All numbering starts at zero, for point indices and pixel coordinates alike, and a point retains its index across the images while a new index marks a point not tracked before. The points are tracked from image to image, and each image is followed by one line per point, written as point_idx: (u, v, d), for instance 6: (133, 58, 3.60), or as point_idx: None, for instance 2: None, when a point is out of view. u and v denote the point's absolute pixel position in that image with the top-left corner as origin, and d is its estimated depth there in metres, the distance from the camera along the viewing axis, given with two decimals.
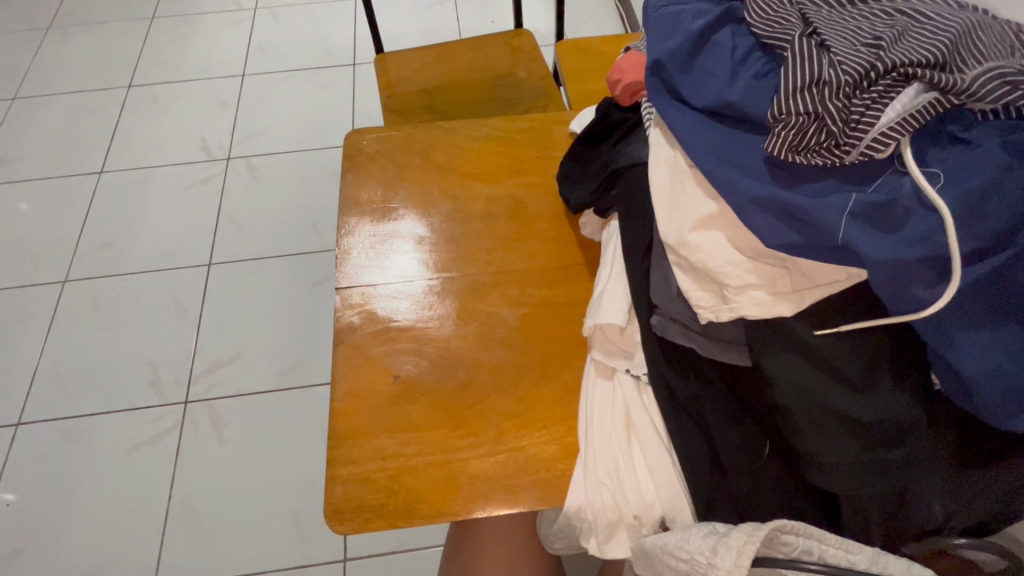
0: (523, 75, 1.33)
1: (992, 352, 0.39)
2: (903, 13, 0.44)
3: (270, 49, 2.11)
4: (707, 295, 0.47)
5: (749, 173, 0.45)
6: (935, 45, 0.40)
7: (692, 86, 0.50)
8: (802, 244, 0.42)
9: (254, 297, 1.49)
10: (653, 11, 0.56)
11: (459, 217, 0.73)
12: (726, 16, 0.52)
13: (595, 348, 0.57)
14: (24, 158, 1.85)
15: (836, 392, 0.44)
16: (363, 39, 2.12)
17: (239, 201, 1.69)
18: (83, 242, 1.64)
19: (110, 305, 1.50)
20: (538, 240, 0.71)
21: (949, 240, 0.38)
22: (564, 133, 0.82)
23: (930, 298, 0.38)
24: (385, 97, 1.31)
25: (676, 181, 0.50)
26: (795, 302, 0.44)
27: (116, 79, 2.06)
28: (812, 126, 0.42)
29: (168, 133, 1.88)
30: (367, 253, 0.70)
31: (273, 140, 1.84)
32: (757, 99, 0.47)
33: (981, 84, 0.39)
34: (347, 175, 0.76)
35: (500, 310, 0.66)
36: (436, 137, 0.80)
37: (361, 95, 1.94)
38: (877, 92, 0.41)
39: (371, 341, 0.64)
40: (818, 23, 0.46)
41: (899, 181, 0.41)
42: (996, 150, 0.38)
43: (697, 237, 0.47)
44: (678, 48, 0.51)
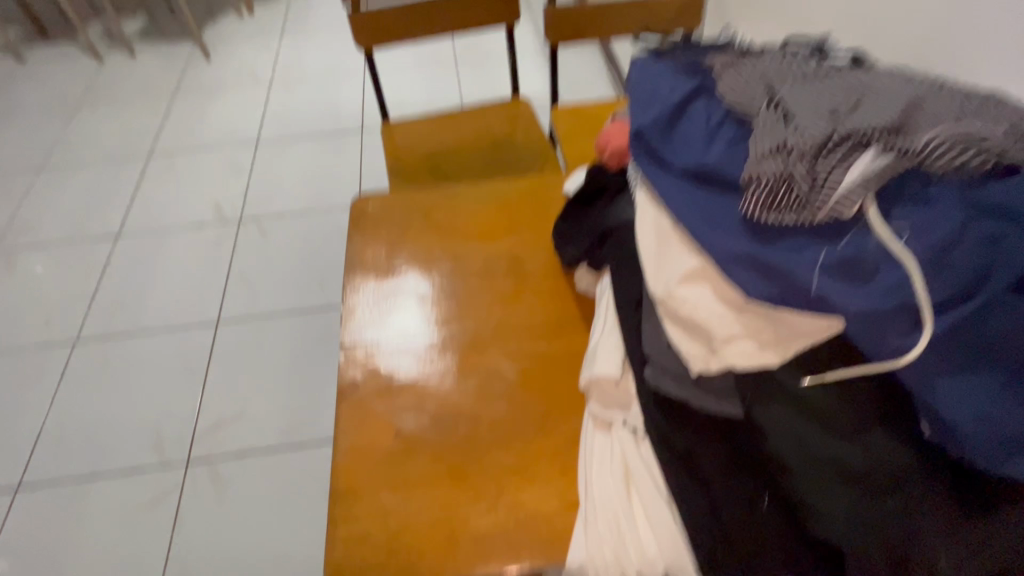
0: (521, 138, 1.41)
1: (974, 399, 0.39)
2: (857, 87, 0.49)
3: (284, 117, 2.25)
4: (696, 346, 0.49)
5: (727, 231, 0.48)
6: (887, 114, 0.45)
7: (671, 152, 0.54)
8: (781, 296, 0.45)
9: (259, 354, 1.51)
10: (636, 86, 0.62)
11: (459, 275, 0.76)
12: (700, 90, 0.57)
13: (593, 400, 0.59)
14: (46, 223, 1.94)
15: (826, 441, 0.45)
16: (370, 106, 2.25)
17: (249, 260, 1.75)
18: (96, 303, 1.69)
19: (118, 364, 1.52)
20: (535, 295, 0.74)
21: (918, 291, 0.40)
22: (558, 193, 0.86)
23: (905, 346, 0.40)
24: (391, 160, 1.38)
25: (662, 238, 0.54)
26: (780, 352, 0.46)
27: (138, 148, 2.18)
28: (782, 188, 0.46)
29: (184, 197, 1.97)
30: (370, 311, 0.72)
31: (283, 202, 1.92)
32: (731, 162, 0.50)
33: (933, 148, 0.43)
34: (353, 236, 0.80)
35: (499, 364, 0.68)
36: (438, 199, 0.85)
37: (369, 158, 2.04)
38: (839, 155, 0.44)
39: (373, 397, 0.65)
40: (782, 96, 0.50)
41: (865, 239, 0.43)
42: (952, 206, 0.41)
43: (684, 290, 0.50)
44: (658, 119, 0.56)
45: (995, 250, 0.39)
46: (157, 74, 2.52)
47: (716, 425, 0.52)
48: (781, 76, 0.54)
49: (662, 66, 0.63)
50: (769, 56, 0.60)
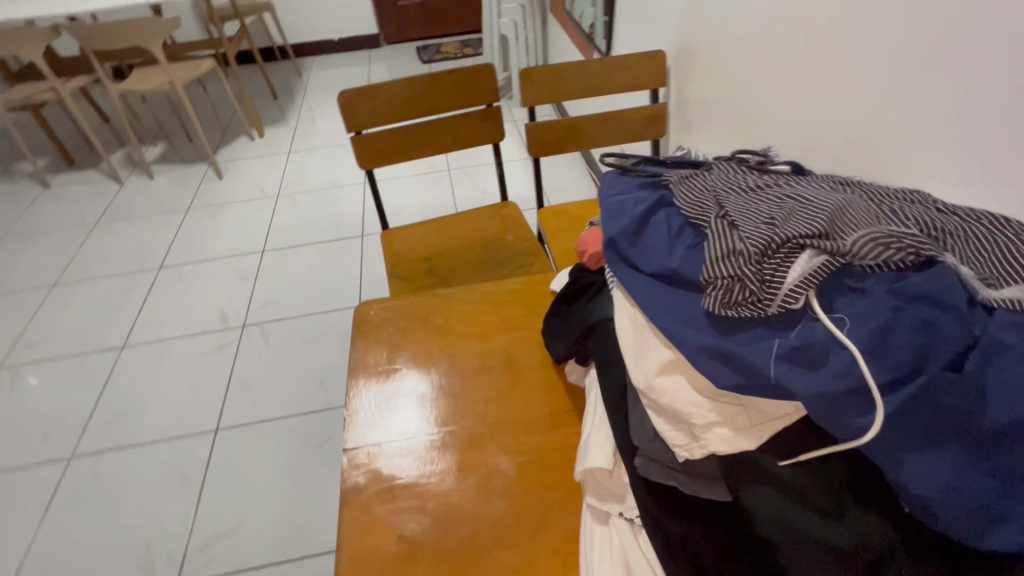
0: (511, 239, 1.52)
1: (937, 470, 0.44)
2: (791, 197, 0.57)
3: (289, 227, 2.40)
4: (680, 433, 0.53)
5: (694, 325, 0.54)
6: (818, 220, 0.52)
7: (641, 257, 0.62)
8: (747, 383, 0.49)
9: (258, 461, 1.50)
10: (606, 200, 0.71)
11: (457, 373, 0.80)
12: (661, 201, 0.66)
13: (588, 493, 0.60)
14: (53, 337, 1.99)
15: (811, 522, 0.47)
16: (371, 214, 2.42)
17: (251, 365, 1.79)
18: (96, 415, 1.69)
19: (113, 479, 1.51)
20: (529, 390, 0.78)
21: (865, 374, 0.45)
22: (546, 291, 0.93)
23: (865, 425, 0.44)
24: (390, 264, 1.47)
25: (639, 333, 0.59)
26: (756, 435, 0.50)
27: (149, 262, 2.30)
28: (736, 286, 0.52)
29: (190, 306, 2.05)
30: (373, 413, 0.76)
31: (286, 306, 1.99)
32: (692, 265, 0.57)
33: (861, 247, 0.50)
34: (356, 341, 0.85)
35: (498, 460, 0.70)
36: (435, 303, 0.92)
37: (369, 261, 2.16)
38: (781, 257, 0.52)
39: (375, 500, 0.66)
40: (729, 206, 0.59)
41: (813, 326, 0.49)
42: (885, 297, 0.48)
43: (662, 381, 0.54)
44: (626, 228, 0.64)
45: (927, 333, 0.46)
46: (172, 193, 2.72)
47: (709, 511, 0.54)
48: (727, 188, 0.63)
49: (628, 181, 0.72)
50: (718, 168, 0.70)
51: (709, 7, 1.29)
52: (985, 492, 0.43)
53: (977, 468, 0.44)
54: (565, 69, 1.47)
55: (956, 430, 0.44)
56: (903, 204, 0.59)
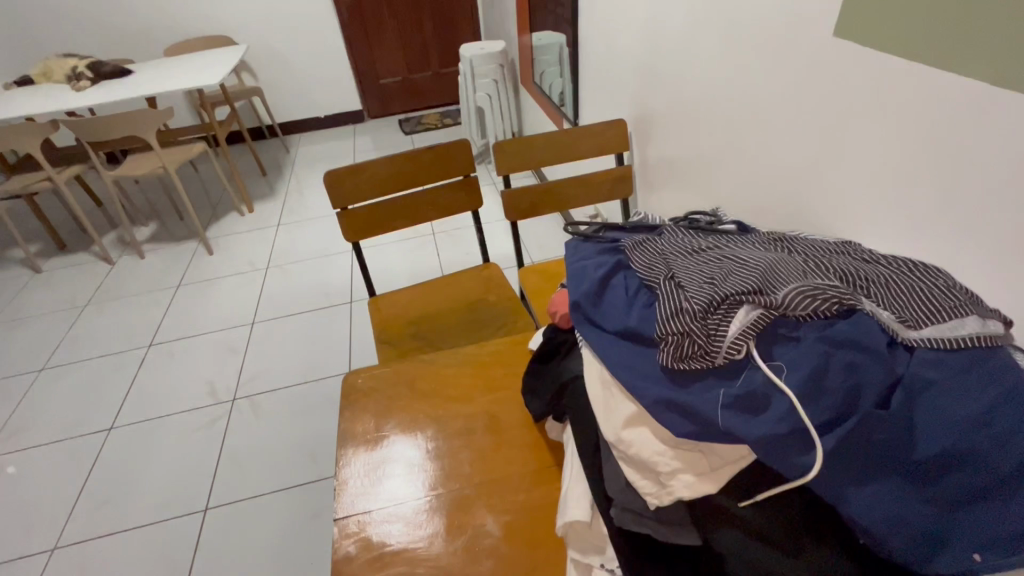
0: (494, 298, 1.58)
1: (880, 502, 0.48)
2: (731, 258, 0.65)
3: (278, 298, 2.45)
4: (649, 482, 0.57)
5: (653, 379, 0.59)
6: (752, 279, 0.59)
7: (604, 318, 0.68)
8: (701, 431, 0.54)
9: (249, 539, 1.49)
10: (571, 266, 0.78)
11: (443, 437, 0.84)
12: (619, 266, 0.73)
13: (571, 547, 0.63)
14: (39, 423, 1.97)
15: (774, 559, 0.50)
16: (358, 280, 2.49)
17: (241, 439, 1.78)
18: (80, 502, 1.66)
19: (97, 569, 1.47)
20: (512, 448, 0.81)
21: (802, 416, 0.50)
22: (525, 350, 0.98)
23: (808, 464, 0.49)
24: (378, 330, 1.52)
25: (607, 388, 0.64)
26: (717, 479, 0.54)
27: (138, 339, 2.32)
28: (686, 341, 0.58)
29: (179, 382, 2.06)
30: (362, 481, 0.78)
31: (276, 376, 2.01)
32: (648, 323, 0.63)
33: (791, 300, 0.56)
34: (344, 410, 0.89)
35: (484, 520, 0.72)
36: (420, 368, 0.96)
37: (357, 327, 2.21)
38: (721, 313, 0.58)
39: (366, 570, 0.68)
40: (677, 269, 0.66)
41: (754, 374, 0.54)
42: (815, 344, 0.53)
43: (629, 433, 0.58)
44: (589, 291, 0.70)
45: (854, 375, 0.51)
46: (162, 270, 2.78)
47: (683, 556, 0.57)
48: (677, 252, 0.70)
49: (590, 248, 0.80)
50: (669, 233, 0.78)
51: (662, 82, 1.43)
52: (922, 520, 0.47)
53: (912, 497, 0.48)
54: (534, 139, 1.58)
55: (891, 462, 0.49)
56: (831, 257, 0.67)
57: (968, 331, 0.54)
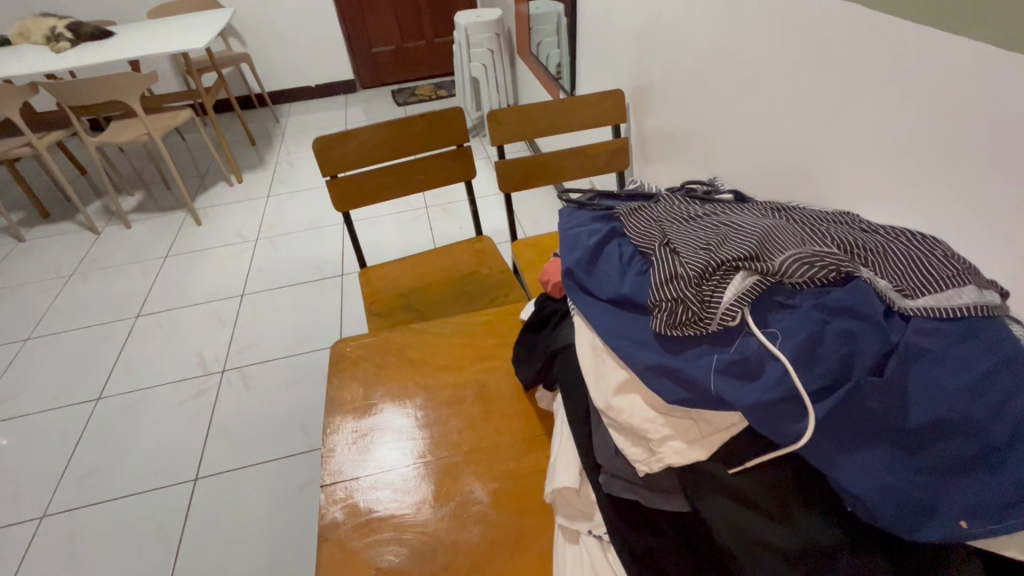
0: (487, 271, 1.56)
1: (872, 469, 0.48)
2: (727, 225, 0.64)
3: (269, 270, 2.42)
4: (639, 449, 0.56)
5: (646, 346, 0.59)
6: (749, 244, 0.58)
7: (596, 284, 0.67)
8: (693, 397, 0.53)
9: (239, 508, 1.50)
10: (565, 233, 0.76)
11: (432, 406, 0.83)
12: (613, 234, 0.71)
13: (559, 513, 0.63)
14: (25, 393, 1.95)
15: (763, 525, 0.50)
16: (350, 253, 2.46)
17: (232, 410, 1.78)
18: (69, 471, 1.66)
19: (88, 537, 1.48)
20: (502, 417, 0.81)
21: (796, 382, 0.49)
22: (516, 321, 0.97)
23: (799, 430, 0.49)
24: (369, 302, 1.50)
25: (598, 356, 0.63)
26: (706, 446, 0.53)
27: (126, 310, 2.29)
28: (680, 308, 0.57)
29: (168, 353, 2.04)
30: (351, 449, 0.77)
31: (267, 348, 2.00)
32: (642, 290, 0.62)
33: (788, 267, 0.55)
34: (332, 379, 0.87)
35: (473, 487, 0.72)
36: (409, 337, 0.95)
37: (349, 300, 2.18)
38: (717, 279, 0.57)
39: (353, 535, 0.67)
40: (673, 235, 0.64)
41: (748, 341, 0.53)
42: (811, 311, 0.53)
43: (619, 400, 0.58)
44: (582, 258, 0.69)
45: (850, 342, 0.50)
46: (149, 241, 2.72)
47: (670, 522, 0.57)
48: (673, 219, 0.69)
49: (583, 216, 0.78)
50: (664, 200, 0.76)
51: (660, 51, 1.39)
52: (914, 487, 0.47)
53: (905, 464, 0.48)
54: (529, 109, 1.54)
55: (883, 430, 0.49)
56: (829, 226, 0.65)
57: (964, 300, 0.54)
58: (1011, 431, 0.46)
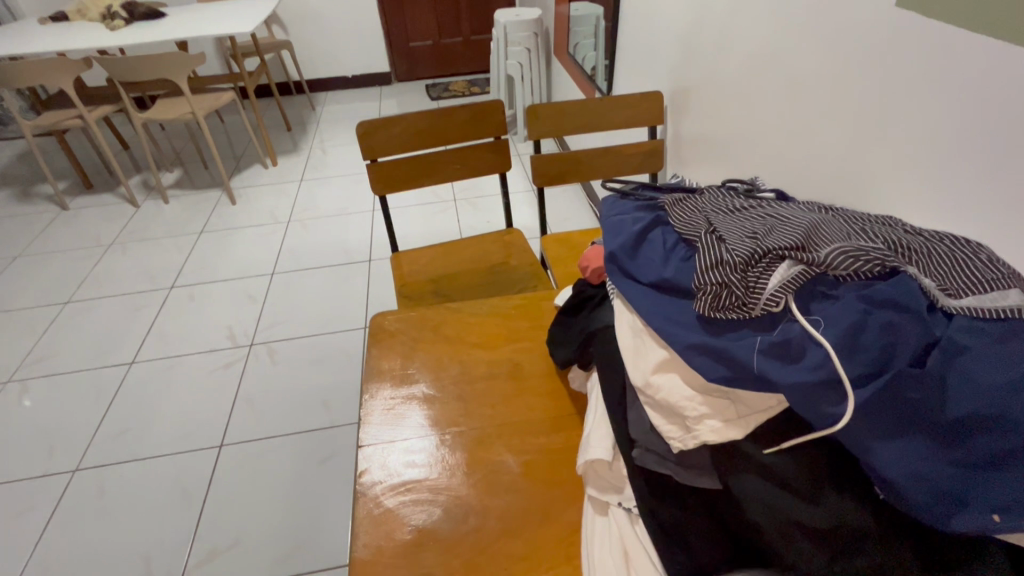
0: (515, 263, 1.59)
1: (908, 457, 0.49)
2: (773, 219, 0.65)
3: (298, 251, 2.47)
4: (674, 427, 0.58)
5: (687, 327, 0.61)
6: (795, 236, 0.59)
7: (639, 268, 0.69)
8: (733, 376, 0.56)
9: (261, 477, 1.55)
10: (608, 219, 0.79)
11: (466, 379, 0.86)
12: (656, 222, 0.74)
13: (590, 485, 0.65)
14: (63, 353, 2.03)
15: (793, 505, 0.51)
16: (379, 240, 2.50)
17: (257, 382, 1.83)
18: (102, 429, 1.73)
19: (118, 491, 1.55)
20: (535, 395, 0.83)
21: (838, 368, 0.51)
22: (550, 307, 0.99)
23: (838, 414, 0.50)
24: (399, 285, 1.54)
25: (638, 336, 0.66)
26: (742, 426, 0.55)
27: (160, 281, 2.36)
28: (724, 292, 0.59)
29: (199, 324, 2.10)
30: (386, 416, 0.80)
31: (293, 327, 2.05)
32: (684, 276, 0.65)
33: (834, 259, 0.56)
34: (371, 349, 0.91)
35: (504, 458, 0.75)
36: (445, 315, 0.97)
37: (376, 285, 2.23)
38: (762, 267, 0.59)
39: (387, 494, 0.70)
40: (718, 225, 0.66)
41: (791, 326, 0.55)
42: (854, 301, 0.54)
43: (658, 378, 0.60)
44: (626, 243, 0.71)
45: (894, 332, 0.51)
46: (185, 217, 2.80)
47: (701, 500, 0.59)
48: (716, 210, 0.71)
49: (627, 204, 0.80)
50: (708, 193, 0.78)
51: (703, 54, 1.40)
52: (948, 478, 0.48)
53: (939, 455, 0.49)
54: (568, 106, 1.57)
55: (921, 420, 0.49)
56: (873, 226, 0.66)
57: (1009, 303, 0.54)
58: None
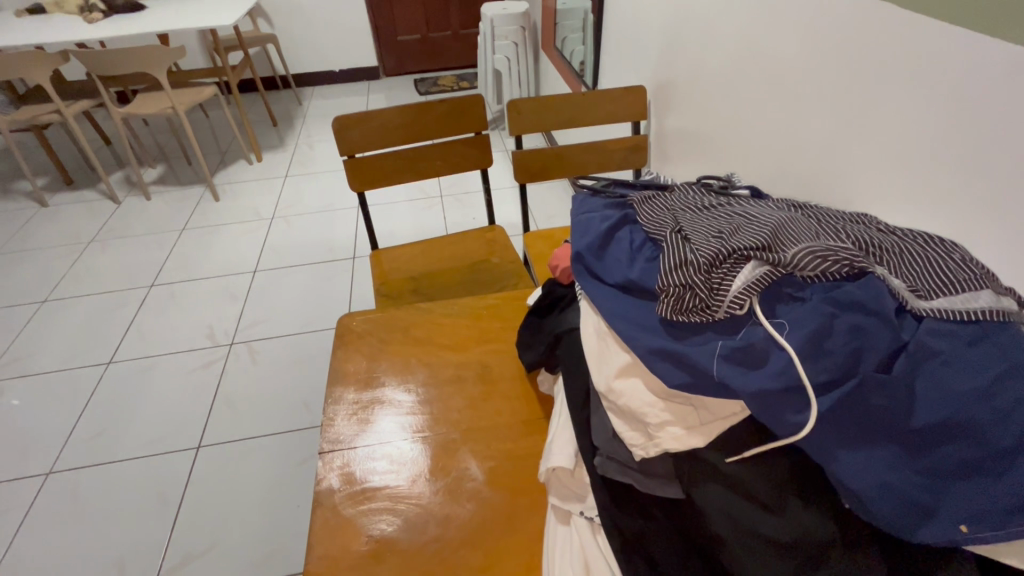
0: (497, 260, 1.57)
1: (874, 467, 0.46)
2: (742, 217, 0.63)
3: (280, 249, 2.44)
4: (636, 434, 0.56)
5: (651, 330, 0.59)
6: (760, 235, 0.57)
7: (605, 269, 0.67)
8: (694, 382, 0.54)
9: (239, 479, 1.52)
10: (578, 217, 0.76)
11: (435, 382, 0.83)
12: (624, 220, 0.71)
13: (552, 492, 0.64)
14: (39, 353, 1.99)
15: (755, 516, 0.49)
16: (363, 238, 2.47)
17: (237, 382, 1.80)
18: (76, 431, 1.69)
19: (91, 495, 1.52)
20: (503, 398, 0.81)
21: (800, 374, 0.49)
22: (523, 307, 0.97)
23: (801, 422, 0.48)
24: (378, 284, 1.51)
25: (602, 339, 0.64)
26: (705, 433, 0.54)
27: (140, 280, 2.32)
28: (688, 294, 0.57)
29: (180, 323, 2.07)
30: (350, 420, 0.78)
31: (274, 325, 2.02)
32: (650, 277, 0.63)
33: (800, 260, 0.54)
34: (337, 351, 0.88)
35: (469, 465, 0.72)
36: (415, 315, 0.95)
37: (359, 283, 2.20)
38: (727, 267, 0.57)
39: (346, 502, 0.68)
40: (685, 224, 0.64)
41: (755, 330, 0.53)
42: (820, 304, 0.52)
43: (621, 383, 0.58)
44: (593, 242, 0.69)
45: (859, 337, 0.49)
46: (167, 214, 2.76)
47: (663, 508, 0.57)
48: (686, 208, 0.69)
49: (597, 201, 0.78)
50: (679, 190, 0.76)
51: (686, 47, 1.38)
52: (915, 488, 0.45)
53: (904, 465, 0.46)
54: (550, 101, 1.54)
55: (888, 429, 0.47)
56: (845, 225, 0.64)
57: (980, 305, 0.51)
58: (1016, 437, 0.44)
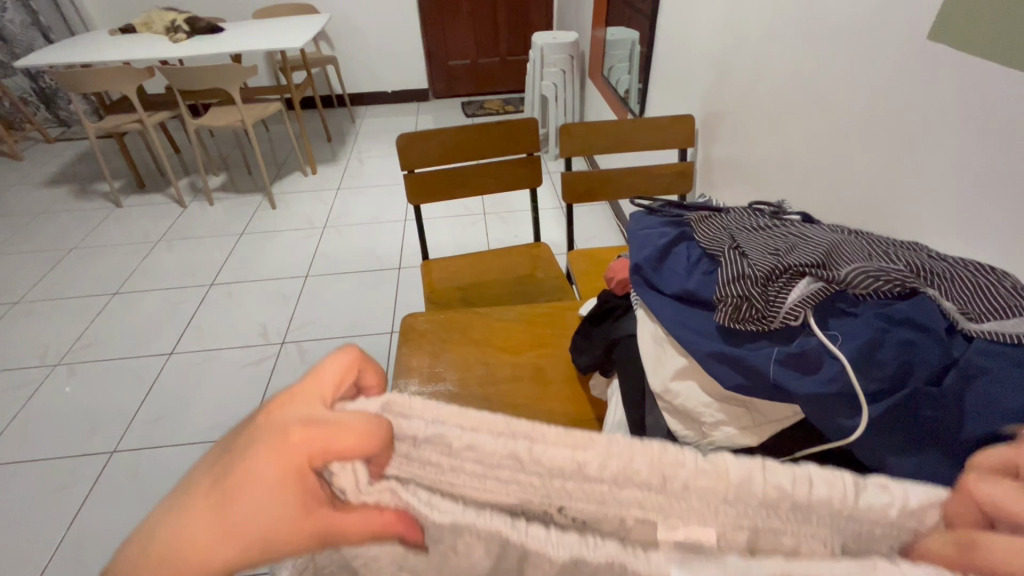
0: (541, 275, 1.63)
1: (920, 474, 0.50)
2: (797, 239, 0.68)
3: (331, 256, 2.57)
4: (691, 431, 0.63)
5: (708, 337, 0.64)
6: (815, 255, 0.61)
7: (663, 280, 0.72)
8: (748, 385, 0.58)
9: None
10: (636, 232, 0.82)
11: (491, 380, 0.89)
12: (682, 237, 0.77)
13: None
14: (108, 340, 2.15)
15: None
16: (408, 250, 2.58)
17: (286, 379, 1.90)
18: (139, 414, 1.82)
19: (150, 474, 1.62)
20: (556, 398, 0.86)
21: (852, 381, 0.53)
22: (574, 317, 1.03)
23: (850, 426, 0.52)
24: (427, 292, 1.59)
25: (659, 344, 0.69)
26: (756, 433, 0.59)
27: (201, 278, 2.48)
28: (744, 305, 0.62)
29: (235, 320, 2.20)
30: None
31: (323, 328, 2.12)
32: (707, 289, 0.67)
33: (853, 278, 0.58)
34: (402, 347, 0.95)
35: None
36: (473, 318, 1.02)
37: (404, 292, 2.30)
38: (783, 282, 0.61)
39: None
40: (742, 242, 0.69)
41: (808, 340, 0.57)
42: (872, 318, 0.55)
43: (677, 384, 0.64)
44: (651, 255, 0.74)
45: (910, 350, 0.52)
46: (226, 219, 2.94)
47: None
48: (742, 229, 0.74)
49: (654, 219, 0.84)
50: (733, 212, 0.81)
51: (735, 79, 1.43)
52: None
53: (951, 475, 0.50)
54: (601, 126, 1.61)
55: (933, 439, 0.51)
56: (898, 251, 0.66)
57: None
58: None
